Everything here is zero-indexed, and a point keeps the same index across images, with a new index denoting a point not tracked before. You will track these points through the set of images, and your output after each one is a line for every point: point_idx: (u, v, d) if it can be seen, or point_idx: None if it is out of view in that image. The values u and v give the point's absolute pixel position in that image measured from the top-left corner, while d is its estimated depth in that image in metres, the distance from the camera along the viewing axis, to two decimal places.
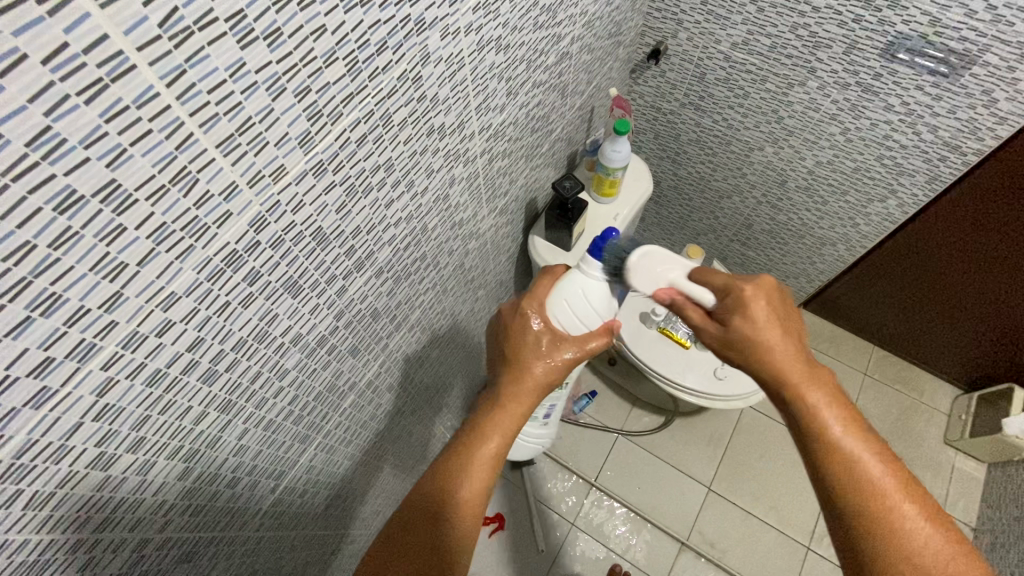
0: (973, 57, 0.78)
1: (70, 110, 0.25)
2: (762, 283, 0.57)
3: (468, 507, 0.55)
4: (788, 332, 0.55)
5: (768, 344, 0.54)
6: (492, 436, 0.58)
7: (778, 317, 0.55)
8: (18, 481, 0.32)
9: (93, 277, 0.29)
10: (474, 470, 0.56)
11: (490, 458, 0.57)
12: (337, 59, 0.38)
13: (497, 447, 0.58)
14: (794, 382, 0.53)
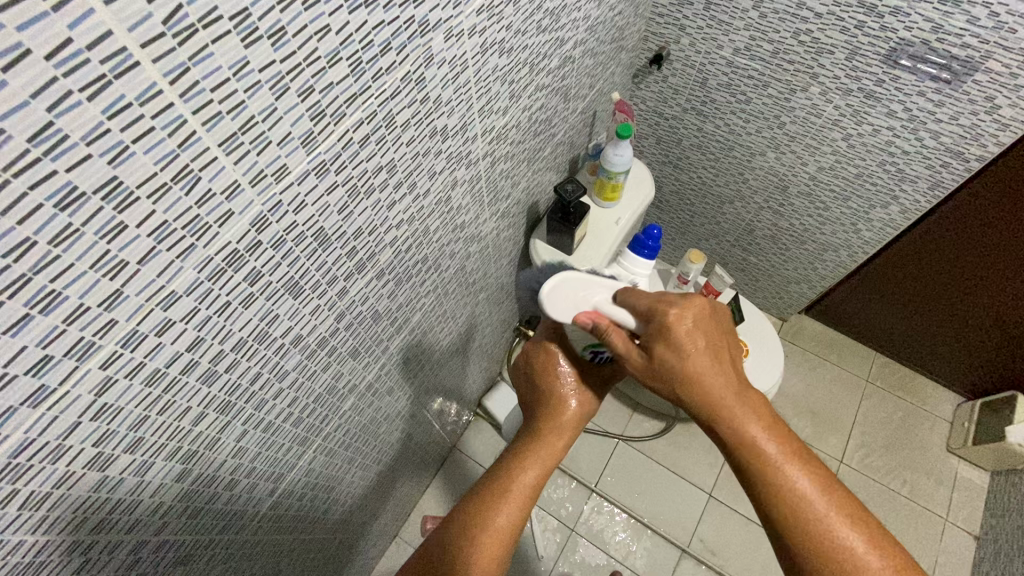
0: (975, 64, 0.78)
1: (73, 106, 0.25)
2: (690, 304, 0.52)
3: (500, 540, 0.53)
4: (715, 353, 0.52)
5: (702, 377, 0.51)
6: (536, 470, 0.57)
7: (705, 338, 0.52)
8: (14, 481, 0.31)
9: (93, 275, 0.29)
10: (514, 503, 0.55)
11: (528, 492, 0.56)
12: (341, 59, 0.37)
13: (536, 478, 0.57)
14: (724, 405, 0.51)
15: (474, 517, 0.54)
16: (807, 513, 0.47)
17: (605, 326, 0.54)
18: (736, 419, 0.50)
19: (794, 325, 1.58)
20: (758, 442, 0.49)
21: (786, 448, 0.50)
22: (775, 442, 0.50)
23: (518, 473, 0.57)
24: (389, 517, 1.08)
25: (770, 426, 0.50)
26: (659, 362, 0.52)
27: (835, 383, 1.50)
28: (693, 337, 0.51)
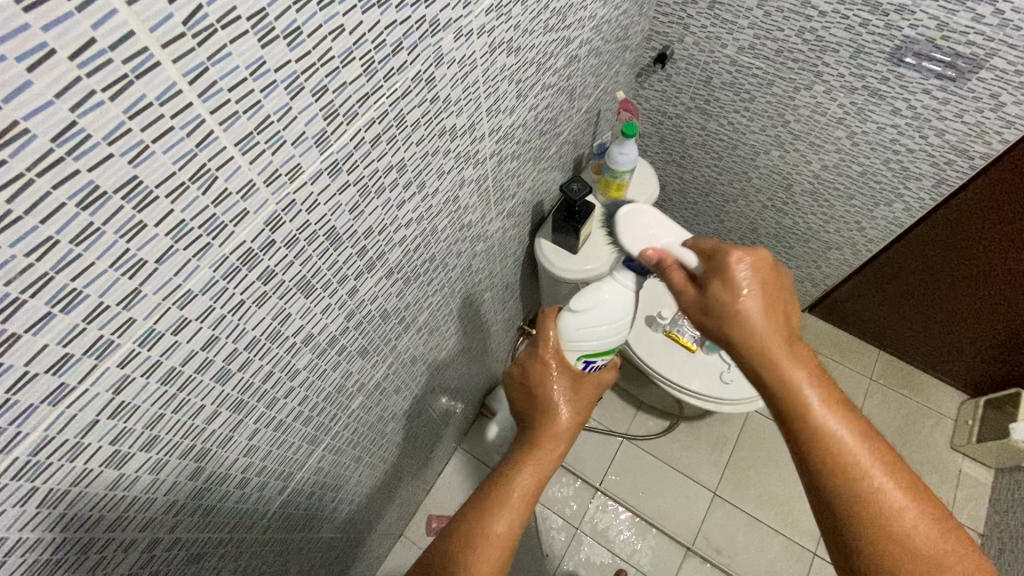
0: (980, 61, 0.79)
1: (95, 105, 0.25)
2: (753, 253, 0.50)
3: (500, 546, 0.53)
4: (770, 300, 0.49)
5: (745, 319, 0.49)
6: (534, 475, 0.57)
7: (763, 285, 0.49)
8: (34, 478, 0.32)
9: (112, 273, 0.29)
10: (513, 508, 0.55)
11: (528, 497, 0.56)
12: (354, 59, 0.38)
13: (534, 483, 0.57)
14: (769, 353, 0.48)
15: (474, 522, 0.54)
16: (859, 473, 0.45)
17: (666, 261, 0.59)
18: (787, 372, 0.47)
19: None
20: (806, 392, 0.47)
21: (833, 404, 0.47)
22: (819, 393, 0.47)
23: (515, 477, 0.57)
24: (395, 516, 1.08)
25: (826, 387, 0.48)
26: (713, 298, 0.50)
27: (838, 382, 1.50)
28: (739, 280, 0.49)
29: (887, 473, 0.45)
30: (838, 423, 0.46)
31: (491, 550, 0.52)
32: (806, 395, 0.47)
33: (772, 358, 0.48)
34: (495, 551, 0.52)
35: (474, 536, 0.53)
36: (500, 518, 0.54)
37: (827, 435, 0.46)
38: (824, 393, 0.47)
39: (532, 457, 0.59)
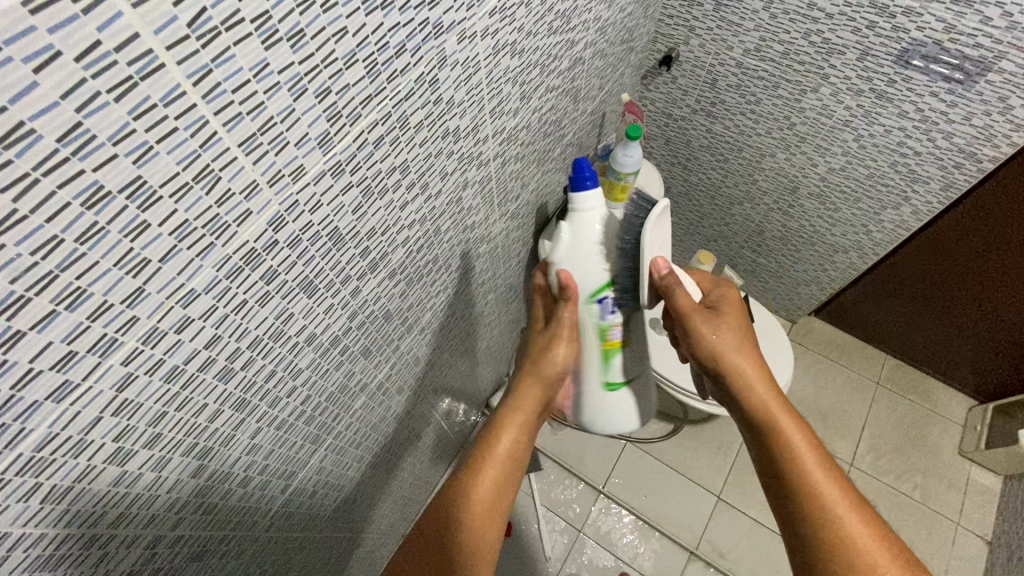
0: (988, 64, 0.78)
1: (100, 106, 0.25)
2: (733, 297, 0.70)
3: (484, 504, 0.59)
4: (739, 331, 0.66)
5: (721, 349, 0.64)
6: (511, 434, 0.64)
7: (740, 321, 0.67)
8: (38, 474, 0.32)
9: (117, 272, 0.30)
10: (493, 468, 0.62)
11: (509, 456, 0.63)
12: (357, 61, 0.38)
13: (514, 443, 0.64)
14: (766, 406, 0.60)
15: (460, 486, 0.60)
16: (806, 482, 0.55)
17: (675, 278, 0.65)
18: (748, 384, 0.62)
19: (804, 327, 1.57)
20: (787, 435, 0.58)
21: (790, 417, 0.59)
22: (782, 413, 0.60)
23: (495, 440, 0.64)
24: (397, 516, 1.08)
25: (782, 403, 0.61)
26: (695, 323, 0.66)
27: (845, 386, 1.49)
28: (725, 334, 0.65)
29: (845, 496, 0.54)
30: (813, 465, 0.56)
31: (476, 509, 0.59)
32: (792, 438, 0.58)
33: (771, 409, 0.60)
34: (479, 509, 0.59)
35: (459, 499, 0.59)
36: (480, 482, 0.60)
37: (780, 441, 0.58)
38: (804, 439, 0.57)
39: (509, 419, 0.65)
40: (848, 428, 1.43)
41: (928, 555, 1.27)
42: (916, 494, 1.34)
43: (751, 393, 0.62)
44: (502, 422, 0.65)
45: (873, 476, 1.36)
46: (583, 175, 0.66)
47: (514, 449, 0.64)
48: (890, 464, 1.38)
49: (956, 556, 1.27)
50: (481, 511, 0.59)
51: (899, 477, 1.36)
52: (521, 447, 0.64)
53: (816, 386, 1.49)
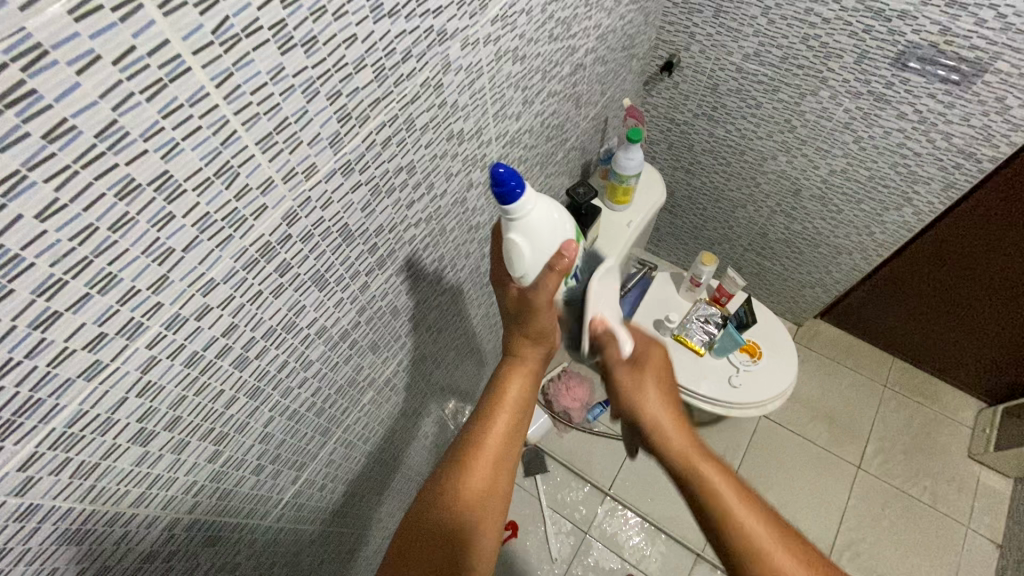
0: (984, 65, 0.79)
1: (133, 106, 0.28)
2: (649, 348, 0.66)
3: (493, 453, 0.60)
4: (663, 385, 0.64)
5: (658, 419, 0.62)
6: (518, 382, 0.63)
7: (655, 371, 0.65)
8: (69, 449, 0.34)
9: (144, 259, 0.32)
10: (503, 415, 0.62)
11: (519, 399, 0.63)
12: (366, 66, 0.41)
13: (522, 388, 0.63)
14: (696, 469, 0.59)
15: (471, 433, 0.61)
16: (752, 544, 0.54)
17: (609, 335, 0.64)
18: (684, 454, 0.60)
19: (810, 330, 1.57)
20: (718, 493, 0.57)
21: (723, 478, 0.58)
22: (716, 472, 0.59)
23: (503, 387, 0.63)
24: (403, 515, 1.10)
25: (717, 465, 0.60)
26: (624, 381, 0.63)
27: (851, 389, 1.48)
28: (650, 394, 0.63)
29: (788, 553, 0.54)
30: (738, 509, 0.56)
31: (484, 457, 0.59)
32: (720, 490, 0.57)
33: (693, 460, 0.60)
34: (488, 455, 0.60)
35: (470, 448, 0.60)
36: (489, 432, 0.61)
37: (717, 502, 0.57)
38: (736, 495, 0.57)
39: (517, 366, 0.63)
40: (855, 431, 1.42)
41: (937, 559, 1.26)
42: (925, 498, 1.33)
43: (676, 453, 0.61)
44: (507, 368, 0.64)
45: (881, 480, 1.36)
46: (509, 186, 0.50)
47: (522, 395, 0.63)
48: (897, 468, 1.37)
49: (966, 560, 1.26)
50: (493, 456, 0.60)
51: (907, 480, 1.35)
52: (529, 389, 0.64)
53: (822, 389, 1.49)
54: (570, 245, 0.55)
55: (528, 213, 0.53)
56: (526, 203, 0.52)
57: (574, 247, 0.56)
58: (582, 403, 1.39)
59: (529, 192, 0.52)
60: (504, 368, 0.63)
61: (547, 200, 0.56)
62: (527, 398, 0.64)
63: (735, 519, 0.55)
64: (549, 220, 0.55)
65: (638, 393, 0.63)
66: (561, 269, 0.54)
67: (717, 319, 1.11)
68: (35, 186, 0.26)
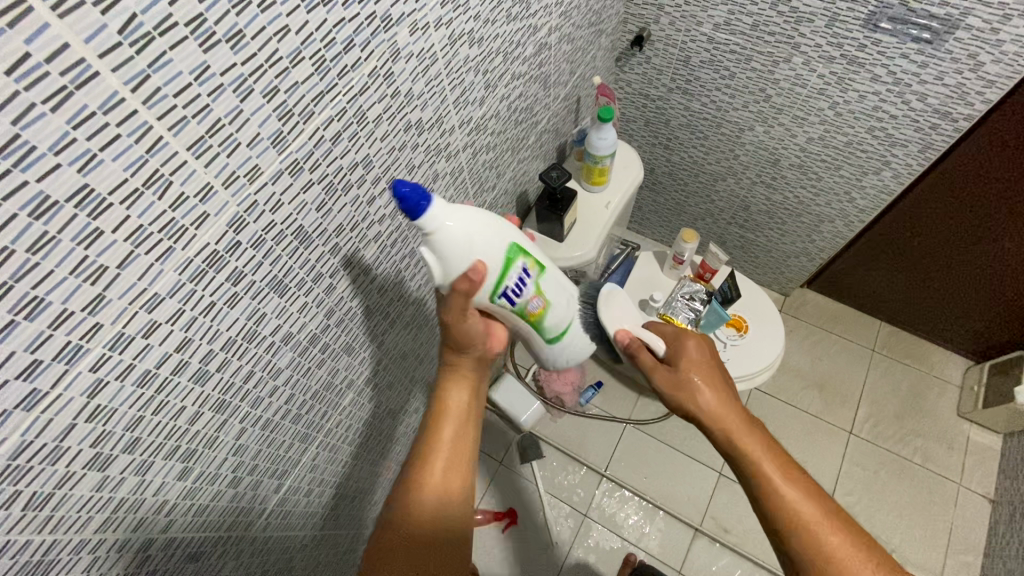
0: (956, 21, 0.78)
1: (37, 118, 0.26)
2: (695, 348, 0.68)
3: (444, 461, 0.58)
4: (711, 378, 0.66)
5: (711, 404, 0.64)
6: (456, 386, 0.62)
7: (707, 370, 0.66)
8: (16, 482, 0.33)
9: (73, 280, 0.30)
10: (450, 422, 0.60)
11: (465, 405, 0.62)
12: (304, 59, 0.38)
13: (466, 395, 0.62)
14: (737, 438, 0.63)
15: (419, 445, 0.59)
16: (799, 519, 0.57)
17: (638, 343, 0.70)
18: (734, 430, 0.63)
19: (797, 299, 1.57)
20: (766, 472, 0.60)
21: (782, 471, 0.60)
22: (774, 464, 0.61)
23: (444, 397, 0.61)
24: None
25: (769, 446, 0.62)
26: (682, 373, 0.66)
27: (840, 355, 1.49)
28: (700, 389, 0.65)
29: (835, 528, 0.56)
30: (783, 484, 0.59)
31: (436, 475, 0.57)
32: (764, 467, 0.60)
33: (736, 439, 0.63)
34: (440, 462, 0.58)
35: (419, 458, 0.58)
36: (438, 446, 0.58)
37: (767, 480, 0.60)
38: (785, 477, 0.59)
39: (456, 374, 0.62)
40: (846, 396, 1.43)
41: (931, 517, 1.28)
42: (917, 458, 1.34)
43: (717, 430, 0.65)
44: (446, 378, 0.62)
45: (873, 443, 1.37)
46: (414, 203, 0.49)
47: (466, 402, 0.62)
48: (889, 430, 1.38)
49: (959, 517, 1.28)
50: (442, 466, 0.58)
51: (899, 442, 1.37)
52: (472, 397, 0.63)
53: (812, 357, 1.49)
54: (477, 266, 0.53)
55: (440, 228, 0.52)
56: (433, 217, 0.51)
57: (482, 271, 0.54)
58: (575, 387, 1.34)
59: (438, 206, 0.51)
60: (441, 378, 0.62)
61: (477, 217, 0.55)
62: (473, 406, 0.63)
63: (774, 489, 0.59)
64: (465, 234, 0.53)
65: (683, 391, 0.66)
66: (465, 290, 0.54)
67: (702, 295, 1.07)
68: None
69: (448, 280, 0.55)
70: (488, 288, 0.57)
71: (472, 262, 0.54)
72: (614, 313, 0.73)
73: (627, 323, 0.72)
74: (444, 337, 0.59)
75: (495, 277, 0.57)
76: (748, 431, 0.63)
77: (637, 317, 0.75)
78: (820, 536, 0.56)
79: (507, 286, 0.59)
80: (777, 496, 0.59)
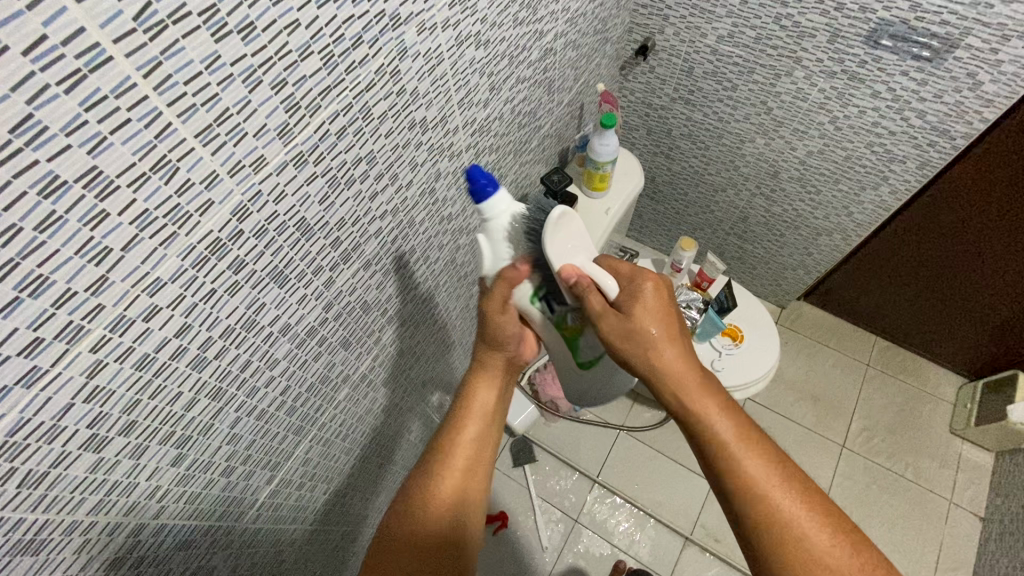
0: (955, 41, 0.79)
1: (50, 98, 0.26)
2: (652, 287, 0.59)
3: (466, 467, 0.61)
4: (668, 320, 0.58)
5: (665, 359, 0.58)
6: (484, 390, 0.65)
7: (660, 305, 0.58)
8: (12, 459, 0.33)
9: (78, 260, 0.31)
10: (474, 422, 0.64)
11: (490, 408, 0.65)
12: (312, 53, 0.39)
13: (492, 399, 0.66)
14: (697, 400, 0.57)
15: (442, 441, 0.62)
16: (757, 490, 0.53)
17: (587, 283, 0.59)
18: (691, 393, 0.57)
19: (793, 311, 1.58)
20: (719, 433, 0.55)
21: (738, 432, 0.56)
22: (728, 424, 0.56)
23: (471, 398, 0.65)
24: None
25: (726, 408, 0.57)
26: (635, 323, 0.57)
27: (835, 369, 1.49)
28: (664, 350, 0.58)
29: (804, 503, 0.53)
30: (742, 453, 0.54)
31: (457, 473, 0.60)
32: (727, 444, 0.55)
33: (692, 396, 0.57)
34: (463, 460, 0.61)
35: (445, 454, 0.61)
36: (462, 445, 0.62)
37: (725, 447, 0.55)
38: (747, 444, 0.55)
39: (482, 375, 0.66)
40: (839, 410, 1.44)
41: (921, 533, 1.28)
42: (909, 474, 1.35)
43: (677, 397, 0.58)
44: (475, 378, 0.66)
45: (865, 457, 1.37)
46: (482, 186, 0.57)
47: (490, 406, 0.66)
48: (881, 445, 1.39)
49: (949, 534, 1.28)
50: (463, 467, 0.61)
51: (891, 457, 1.37)
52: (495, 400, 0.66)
53: (806, 370, 1.50)
54: (522, 266, 0.61)
55: (500, 218, 0.59)
56: (495, 207, 0.58)
57: (524, 272, 0.61)
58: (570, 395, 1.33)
59: (502, 198, 0.58)
60: (469, 378, 0.66)
61: (539, 215, 0.60)
62: (498, 410, 0.67)
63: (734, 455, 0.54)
64: (523, 226, 0.60)
65: (632, 335, 0.58)
66: (510, 280, 0.61)
67: (698, 304, 1.08)
68: None
69: (496, 270, 0.62)
70: (528, 291, 0.62)
71: (518, 259, 0.61)
72: (567, 239, 0.60)
73: (580, 258, 0.61)
74: (486, 336, 0.65)
75: (537, 279, 0.62)
76: (706, 393, 0.58)
77: (588, 247, 0.62)
78: (786, 519, 0.52)
79: (547, 289, 0.62)
80: (736, 465, 0.54)
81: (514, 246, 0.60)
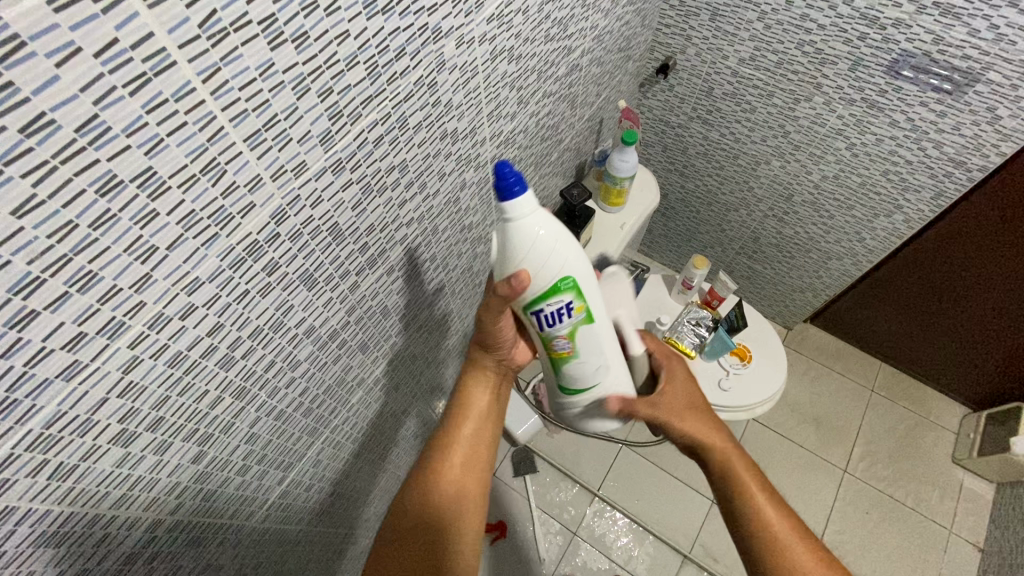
0: (977, 75, 0.80)
1: (115, 100, 0.27)
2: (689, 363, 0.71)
3: (464, 459, 0.62)
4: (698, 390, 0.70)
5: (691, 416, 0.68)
6: (480, 391, 0.66)
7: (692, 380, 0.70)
8: (47, 451, 0.33)
9: (126, 258, 0.31)
10: (471, 420, 0.65)
11: (487, 407, 0.66)
12: (358, 63, 0.40)
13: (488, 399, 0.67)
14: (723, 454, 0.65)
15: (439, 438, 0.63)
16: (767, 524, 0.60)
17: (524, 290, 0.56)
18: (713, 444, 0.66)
19: (798, 333, 1.58)
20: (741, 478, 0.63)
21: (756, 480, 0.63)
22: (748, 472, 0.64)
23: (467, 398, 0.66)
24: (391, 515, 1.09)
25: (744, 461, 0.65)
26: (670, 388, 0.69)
27: (839, 394, 1.49)
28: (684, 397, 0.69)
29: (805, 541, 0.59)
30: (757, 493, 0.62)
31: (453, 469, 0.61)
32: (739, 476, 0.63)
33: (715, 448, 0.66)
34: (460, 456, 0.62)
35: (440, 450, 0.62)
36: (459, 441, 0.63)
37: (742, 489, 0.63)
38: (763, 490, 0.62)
39: (478, 377, 0.67)
40: (841, 434, 1.44)
41: (920, 562, 1.28)
42: (909, 501, 1.35)
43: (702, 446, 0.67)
44: (471, 377, 0.67)
45: (866, 483, 1.37)
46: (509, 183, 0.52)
47: (487, 404, 0.67)
48: (883, 471, 1.39)
49: (948, 564, 1.27)
50: (461, 462, 0.61)
51: (892, 484, 1.37)
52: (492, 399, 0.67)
53: (810, 392, 1.50)
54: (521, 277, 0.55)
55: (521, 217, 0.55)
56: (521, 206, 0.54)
57: (523, 282, 0.55)
58: None
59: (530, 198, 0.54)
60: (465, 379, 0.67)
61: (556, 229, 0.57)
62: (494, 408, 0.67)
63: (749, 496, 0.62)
64: (543, 233, 0.56)
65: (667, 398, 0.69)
66: (504, 294, 0.55)
67: (708, 322, 1.10)
68: (10, 182, 0.25)
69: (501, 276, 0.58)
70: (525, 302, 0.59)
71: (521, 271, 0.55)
72: (540, 251, 0.56)
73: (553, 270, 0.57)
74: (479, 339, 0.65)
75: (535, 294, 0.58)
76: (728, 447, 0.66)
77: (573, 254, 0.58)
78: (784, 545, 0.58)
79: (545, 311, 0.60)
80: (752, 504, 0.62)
81: (528, 253, 0.55)
